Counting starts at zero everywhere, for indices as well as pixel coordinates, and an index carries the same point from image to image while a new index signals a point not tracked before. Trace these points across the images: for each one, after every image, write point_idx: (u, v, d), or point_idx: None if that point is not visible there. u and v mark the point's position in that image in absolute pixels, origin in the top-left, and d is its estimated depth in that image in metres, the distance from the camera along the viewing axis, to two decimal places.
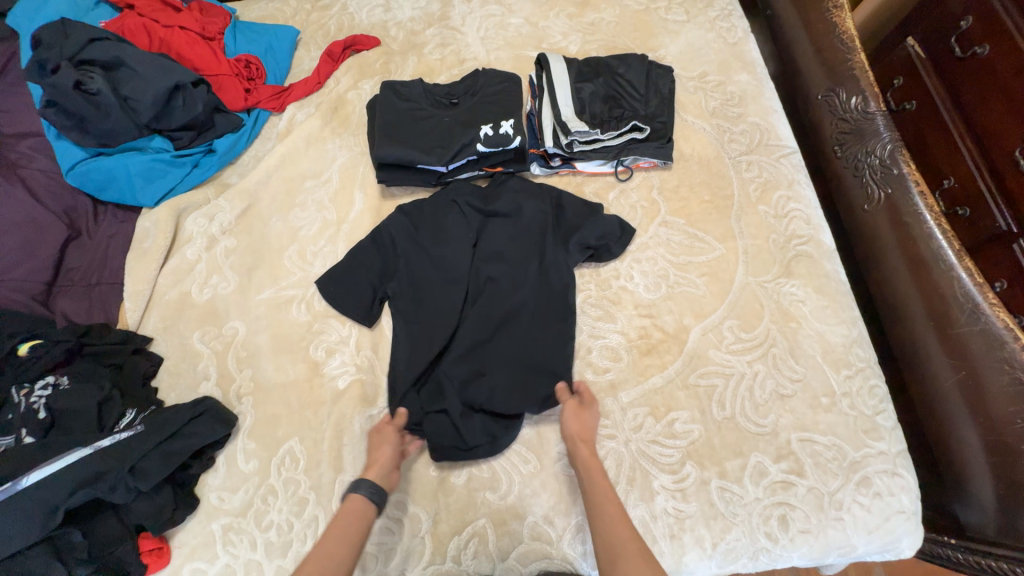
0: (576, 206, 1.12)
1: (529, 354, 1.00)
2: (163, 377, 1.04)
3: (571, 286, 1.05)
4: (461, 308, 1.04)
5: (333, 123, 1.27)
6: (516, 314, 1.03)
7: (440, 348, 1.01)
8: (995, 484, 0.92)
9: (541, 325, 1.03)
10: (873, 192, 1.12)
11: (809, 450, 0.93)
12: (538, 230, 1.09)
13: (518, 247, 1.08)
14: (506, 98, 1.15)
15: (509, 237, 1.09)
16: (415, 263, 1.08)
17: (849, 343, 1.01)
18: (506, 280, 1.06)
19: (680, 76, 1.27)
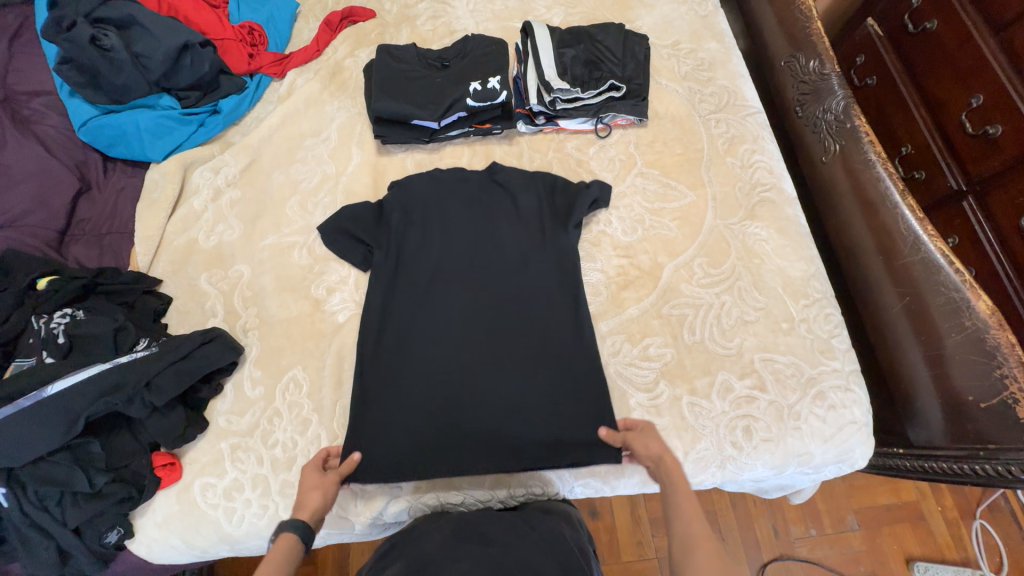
0: (570, 188, 1.15)
1: (536, 330, 1.05)
2: (172, 315, 1.11)
3: (573, 264, 1.10)
4: (470, 286, 1.09)
5: (332, 87, 1.35)
6: (521, 292, 1.09)
7: (451, 323, 1.06)
8: (938, 399, 1.01)
9: (547, 303, 1.08)
10: (831, 153, 1.23)
11: (771, 368, 1.02)
12: (536, 212, 1.15)
13: (513, 226, 1.13)
14: (494, 60, 1.24)
15: (507, 218, 1.14)
16: (414, 228, 1.14)
17: (807, 277, 1.11)
18: (510, 260, 1.11)
19: (655, 44, 1.37)
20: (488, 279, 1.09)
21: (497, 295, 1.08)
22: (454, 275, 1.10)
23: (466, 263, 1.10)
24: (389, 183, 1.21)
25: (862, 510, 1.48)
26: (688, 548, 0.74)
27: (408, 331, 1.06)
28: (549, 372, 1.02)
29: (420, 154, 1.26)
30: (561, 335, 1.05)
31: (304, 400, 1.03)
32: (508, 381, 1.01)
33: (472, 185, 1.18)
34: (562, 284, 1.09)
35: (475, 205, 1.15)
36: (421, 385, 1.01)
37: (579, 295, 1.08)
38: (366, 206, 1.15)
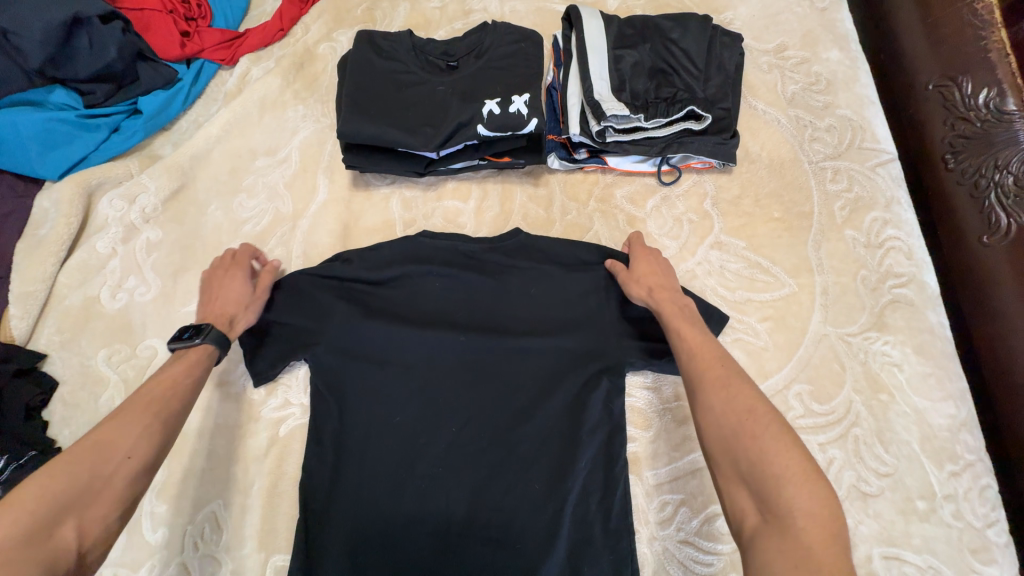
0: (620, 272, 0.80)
1: (553, 478, 0.74)
2: (55, 409, 0.80)
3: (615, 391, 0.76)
4: (461, 404, 0.77)
5: (297, 84, 0.99)
6: (535, 422, 0.76)
7: (430, 459, 0.75)
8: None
9: (572, 442, 0.75)
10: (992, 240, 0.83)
11: (896, 573, 0.69)
12: (568, 305, 0.80)
13: (537, 325, 0.80)
14: (522, 63, 0.85)
15: (524, 309, 0.81)
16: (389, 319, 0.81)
17: (955, 427, 0.75)
18: (524, 371, 0.78)
19: (750, 48, 0.98)
20: (489, 399, 0.77)
21: (504, 430, 0.76)
22: (445, 392, 0.78)
23: (464, 377, 0.78)
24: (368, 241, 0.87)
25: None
26: (695, 387, 0.61)
27: (370, 472, 0.74)
28: (564, 557, 0.71)
29: (412, 191, 0.93)
30: (592, 501, 0.73)
31: (222, 555, 0.74)
32: (505, 564, 0.71)
33: (478, 259, 0.84)
34: (596, 415, 0.76)
35: (485, 286, 0.82)
36: (382, 558, 0.71)
37: (618, 438, 0.75)
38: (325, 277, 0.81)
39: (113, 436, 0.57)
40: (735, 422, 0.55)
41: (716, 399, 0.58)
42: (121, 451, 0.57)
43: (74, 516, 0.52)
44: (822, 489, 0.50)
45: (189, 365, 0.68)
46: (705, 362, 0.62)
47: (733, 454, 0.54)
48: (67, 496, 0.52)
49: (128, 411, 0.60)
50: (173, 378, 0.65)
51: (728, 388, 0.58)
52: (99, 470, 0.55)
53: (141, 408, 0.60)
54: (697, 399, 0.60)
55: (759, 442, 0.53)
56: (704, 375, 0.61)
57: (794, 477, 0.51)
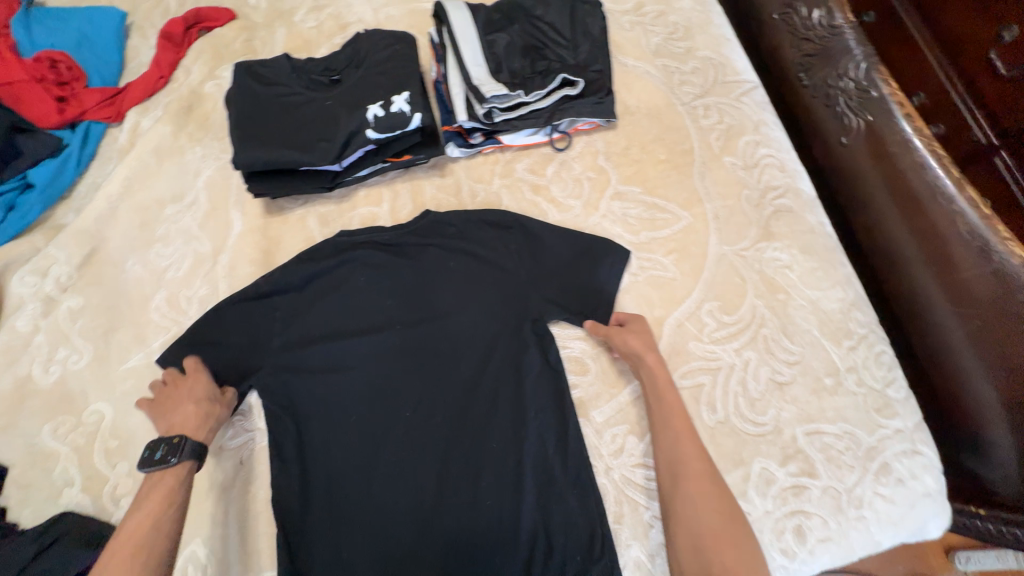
0: (526, 236, 0.89)
1: (509, 430, 0.80)
2: (10, 494, 0.79)
3: (547, 338, 0.84)
4: (411, 384, 0.83)
5: (190, 127, 1.00)
6: (480, 382, 0.82)
7: (391, 442, 0.80)
8: (1015, 435, 0.79)
9: (517, 393, 0.81)
10: (1007, 241, 0.79)
11: (819, 444, 0.78)
12: (488, 272, 0.87)
13: (464, 297, 0.87)
14: (400, 63, 0.89)
15: (451, 286, 0.87)
16: (326, 324, 0.86)
17: (846, 308, 0.85)
18: (460, 341, 0.84)
19: (611, 10, 1.05)
20: (435, 373, 0.83)
21: (455, 402, 0.81)
22: (394, 382, 0.83)
23: (409, 364, 0.84)
24: (287, 261, 0.91)
25: (934, 556, 1.26)
26: (678, 473, 0.65)
27: (339, 470, 0.78)
28: (534, 498, 0.77)
29: (326, 207, 0.95)
30: (549, 445, 0.79)
31: None
32: (482, 521, 0.76)
33: (396, 250, 0.90)
34: (534, 364, 0.83)
35: (410, 278, 0.88)
36: (365, 548, 0.75)
37: (560, 379, 0.82)
38: (257, 308, 0.86)
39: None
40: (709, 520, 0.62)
41: (696, 492, 0.63)
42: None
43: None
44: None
45: (168, 492, 0.71)
46: (691, 451, 0.67)
47: (698, 543, 0.60)
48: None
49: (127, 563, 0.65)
50: (144, 523, 0.68)
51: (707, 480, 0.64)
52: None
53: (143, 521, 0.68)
54: (676, 489, 0.65)
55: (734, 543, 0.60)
56: (685, 466, 0.66)
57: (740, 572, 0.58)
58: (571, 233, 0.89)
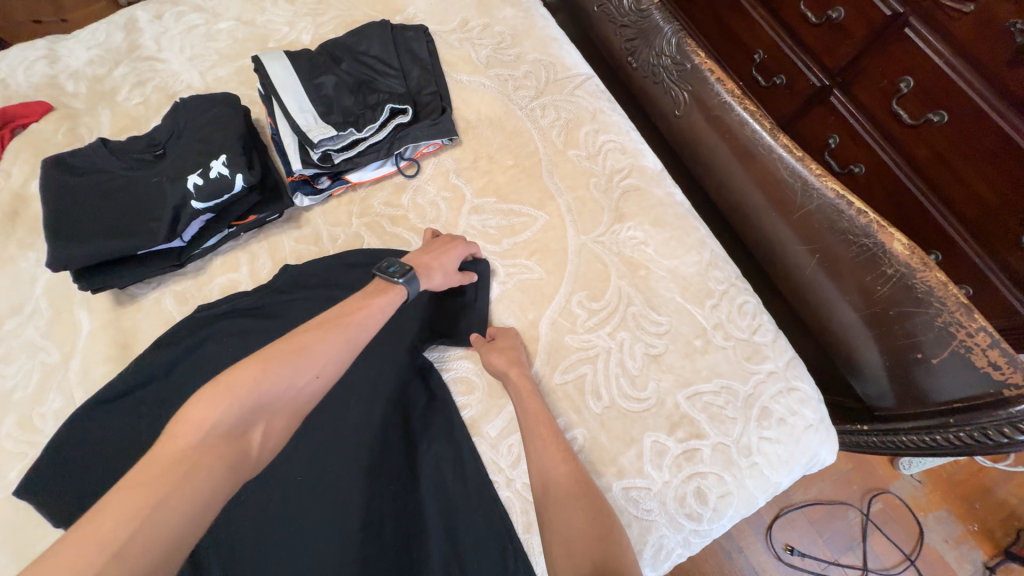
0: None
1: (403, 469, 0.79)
2: None
3: (428, 367, 0.86)
4: (298, 447, 0.81)
5: (18, 232, 0.94)
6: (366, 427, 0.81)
7: (286, 513, 0.77)
8: (876, 347, 0.85)
9: (407, 427, 0.82)
10: (821, 177, 0.86)
11: (700, 404, 0.81)
12: None
13: None
14: (220, 125, 0.87)
15: None
16: None
17: (703, 269, 0.90)
18: (341, 391, 0.83)
19: (438, 32, 1.07)
20: (321, 430, 0.82)
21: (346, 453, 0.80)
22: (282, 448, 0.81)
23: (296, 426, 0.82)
24: (145, 350, 0.86)
25: (879, 469, 1.32)
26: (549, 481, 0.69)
27: (235, 554, 0.75)
28: (439, 531, 0.75)
29: (182, 284, 0.91)
30: (447, 472, 0.79)
31: None
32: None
33: (259, 313, 0.87)
34: (419, 394, 0.84)
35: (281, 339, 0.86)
36: None
37: (447, 404, 0.83)
38: (120, 407, 0.82)
39: (240, 379, 0.57)
40: (576, 518, 0.64)
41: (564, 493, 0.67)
42: (251, 439, 0.57)
43: (258, 427, 0.58)
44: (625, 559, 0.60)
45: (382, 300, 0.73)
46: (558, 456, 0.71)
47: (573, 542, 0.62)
48: (258, 405, 0.57)
49: (243, 392, 0.56)
50: (323, 339, 0.64)
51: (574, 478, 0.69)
52: (241, 409, 0.56)
53: (332, 328, 0.66)
54: (549, 495, 0.68)
55: (603, 533, 0.62)
56: (556, 471, 0.70)
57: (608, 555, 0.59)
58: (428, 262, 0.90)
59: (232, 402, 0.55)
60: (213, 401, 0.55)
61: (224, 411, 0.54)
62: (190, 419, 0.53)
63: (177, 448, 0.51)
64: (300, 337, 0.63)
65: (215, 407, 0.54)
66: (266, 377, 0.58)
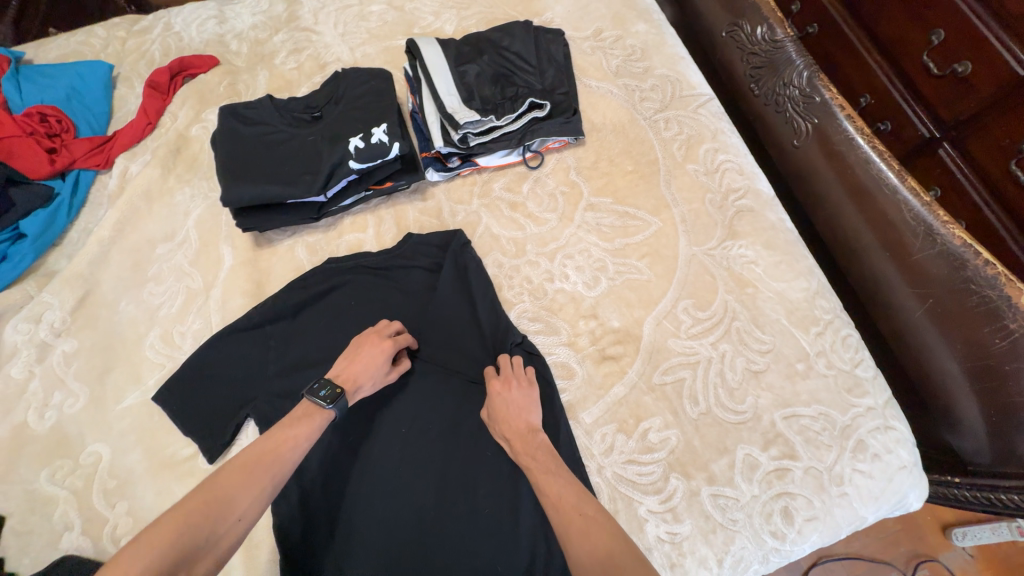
0: (473, 258, 0.94)
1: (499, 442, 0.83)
2: (9, 542, 0.79)
3: (533, 352, 0.88)
4: (405, 404, 0.86)
5: (178, 168, 1.04)
6: (469, 396, 0.87)
7: (389, 460, 0.83)
8: (979, 401, 0.84)
9: None
10: (947, 224, 0.85)
11: (797, 426, 0.82)
12: (467, 291, 0.92)
13: (447, 318, 0.90)
14: (378, 96, 0.95)
15: (436, 309, 0.90)
16: (316, 353, 0.89)
17: (810, 296, 0.91)
18: (446, 359, 0.89)
19: (573, 38, 1.13)
20: (425, 392, 0.87)
21: (448, 414, 0.85)
22: (388, 399, 0.87)
23: (405, 381, 0.88)
24: (278, 290, 0.94)
25: (930, 536, 1.28)
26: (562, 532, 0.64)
27: (330, 487, 0.81)
28: (530, 503, 0.78)
29: (313, 237, 0.99)
30: None
31: None
32: (477, 530, 0.77)
33: (382, 276, 0.94)
34: None
35: (392, 301, 0.92)
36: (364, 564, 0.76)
37: (547, 389, 0.86)
38: (250, 338, 0.90)
39: (188, 506, 0.58)
40: (592, 542, 0.61)
41: (586, 528, 0.63)
42: (234, 515, 0.60)
43: (211, 554, 0.57)
44: None
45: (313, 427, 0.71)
46: (562, 491, 0.68)
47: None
48: (200, 529, 0.57)
49: (248, 474, 0.63)
50: (292, 440, 0.68)
51: (584, 510, 0.66)
52: (198, 535, 0.56)
53: (257, 462, 0.65)
54: (570, 532, 0.63)
55: (621, 559, 0.59)
56: (565, 523, 0.65)
57: None
58: (483, 270, 0.93)
59: (191, 532, 0.56)
60: (165, 531, 0.55)
61: (168, 540, 0.54)
62: (135, 552, 0.52)
63: (186, 511, 0.57)
64: (254, 454, 0.65)
65: (228, 484, 0.61)
66: (227, 502, 0.60)
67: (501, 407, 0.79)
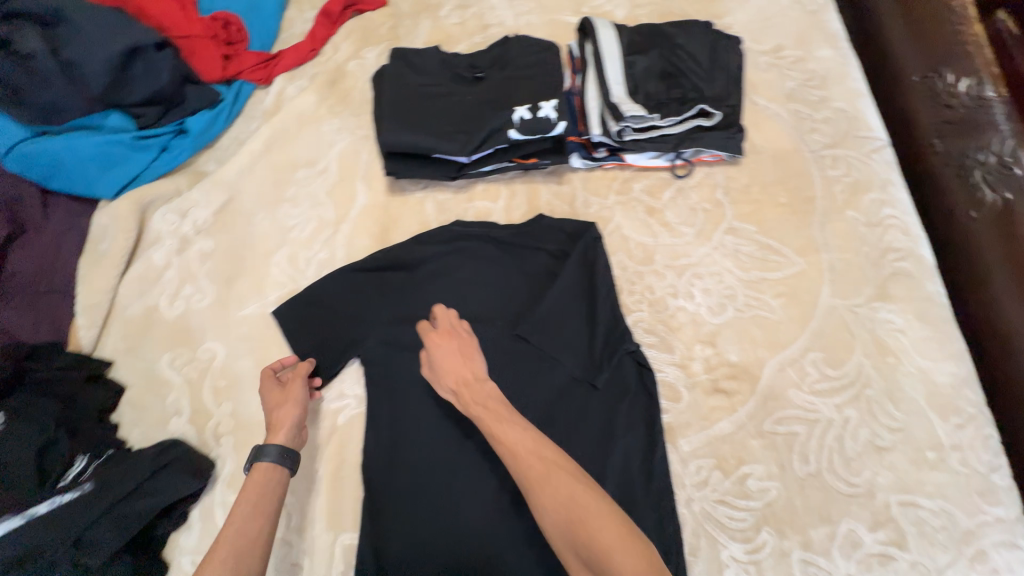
0: (600, 253, 0.91)
1: (589, 444, 0.81)
2: (125, 411, 0.85)
3: (643, 364, 0.85)
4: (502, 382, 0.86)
5: (331, 100, 1.06)
6: (567, 391, 0.85)
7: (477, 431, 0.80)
8: None
9: (603, 407, 0.83)
10: None
11: (912, 516, 0.76)
12: (588, 285, 0.90)
13: (562, 307, 0.88)
14: (545, 69, 0.93)
15: (554, 295, 0.88)
16: (429, 309, 0.89)
17: (957, 383, 0.83)
18: (551, 348, 0.87)
19: (750, 49, 1.06)
20: (522, 376, 0.86)
21: (543, 403, 0.84)
22: (486, 372, 0.86)
23: (504, 359, 0.87)
24: (404, 241, 0.94)
25: None
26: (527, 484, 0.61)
27: (405, 447, 0.79)
28: None
29: (443, 195, 0.99)
30: (634, 462, 0.80)
31: (292, 537, 0.77)
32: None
33: (506, 250, 0.93)
34: (623, 384, 0.84)
35: (510, 278, 0.91)
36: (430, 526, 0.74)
37: (648, 405, 0.83)
38: (370, 280, 0.90)
39: None
40: (557, 493, 0.58)
41: (553, 479, 0.60)
42: None
43: None
44: (634, 538, 0.53)
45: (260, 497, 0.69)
46: (513, 439, 0.65)
47: (573, 530, 0.55)
48: None
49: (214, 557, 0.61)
50: (236, 515, 0.66)
51: (543, 458, 0.62)
52: None
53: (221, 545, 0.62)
54: (538, 480, 0.60)
55: (583, 514, 0.56)
56: (529, 469, 0.62)
57: (618, 537, 0.53)
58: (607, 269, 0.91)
59: None
60: None
61: None
62: None
63: None
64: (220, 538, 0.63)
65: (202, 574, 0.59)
66: None
67: (439, 355, 0.76)
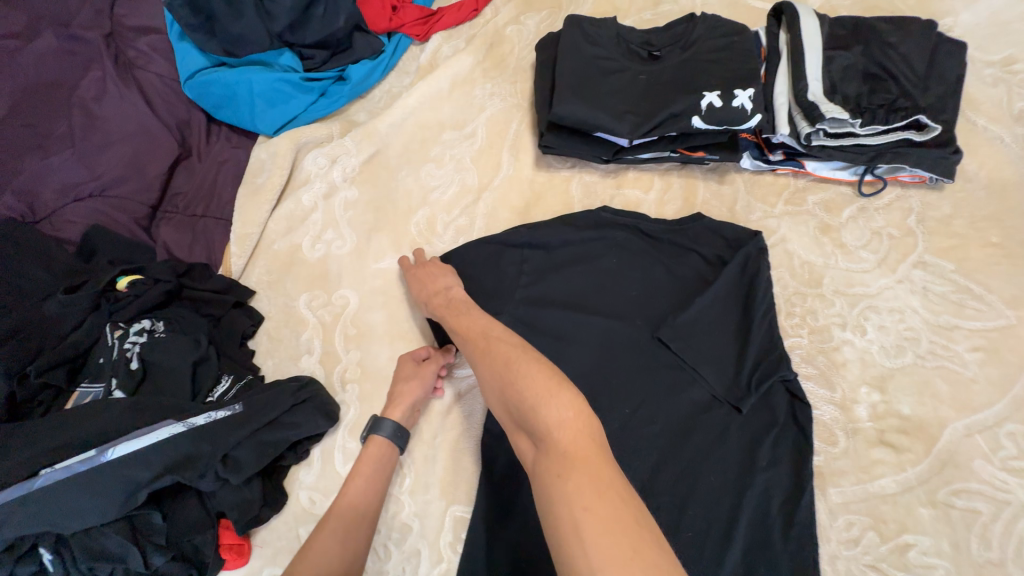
0: (763, 264, 0.82)
1: (726, 472, 0.72)
2: (261, 341, 0.88)
3: (799, 398, 0.75)
4: (637, 387, 0.77)
5: (486, 63, 1.03)
6: (707, 410, 0.76)
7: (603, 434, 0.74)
8: None
9: (745, 435, 0.74)
10: None
11: None
12: (743, 300, 0.81)
13: (709, 317, 0.80)
14: (734, 56, 0.84)
15: (704, 304, 0.80)
16: (565, 295, 0.83)
17: None
18: (694, 358, 0.77)
19: (974, 59, 0.92)
20: (658, 384, 0.77)
21: (678, 418, 0.75)
22: (619, 373, 0.78)
23: (643, 364, 0.78)
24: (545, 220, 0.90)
25: None
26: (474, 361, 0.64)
27: None
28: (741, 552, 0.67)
29: (591, 176, 0.94)
30: (773, 502, 0.70)
31: (405, 497, 0.76)
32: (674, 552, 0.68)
33: (656, 249, 0.86)
34: (768, 414, 0.75)
35: (656, 278, 0.84)
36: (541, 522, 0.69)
37: (799, 442, 0.73)
38: (507, 257, 0.86)
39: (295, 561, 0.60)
40: (487, 363, 0.61)
41: (485, 357, 0.62)
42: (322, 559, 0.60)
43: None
44: (566, 390, 0.54)
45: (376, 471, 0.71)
46: (469, 326, 0.69)
47: (510, 399, 0.57)
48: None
49: (327, 523, 0.64)
50: (352, 485, 0.69)
51: (479, 341, 0.65)
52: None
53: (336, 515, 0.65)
54: (480, 360, 0.63)
55: (507, 374, 0.58)
56: (474, 350, 0.65)
57: (543, 393, 0.53)
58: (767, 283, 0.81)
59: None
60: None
61: None
62: None
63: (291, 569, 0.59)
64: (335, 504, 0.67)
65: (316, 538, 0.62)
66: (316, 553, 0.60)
67: (415, 277, 0.84)
